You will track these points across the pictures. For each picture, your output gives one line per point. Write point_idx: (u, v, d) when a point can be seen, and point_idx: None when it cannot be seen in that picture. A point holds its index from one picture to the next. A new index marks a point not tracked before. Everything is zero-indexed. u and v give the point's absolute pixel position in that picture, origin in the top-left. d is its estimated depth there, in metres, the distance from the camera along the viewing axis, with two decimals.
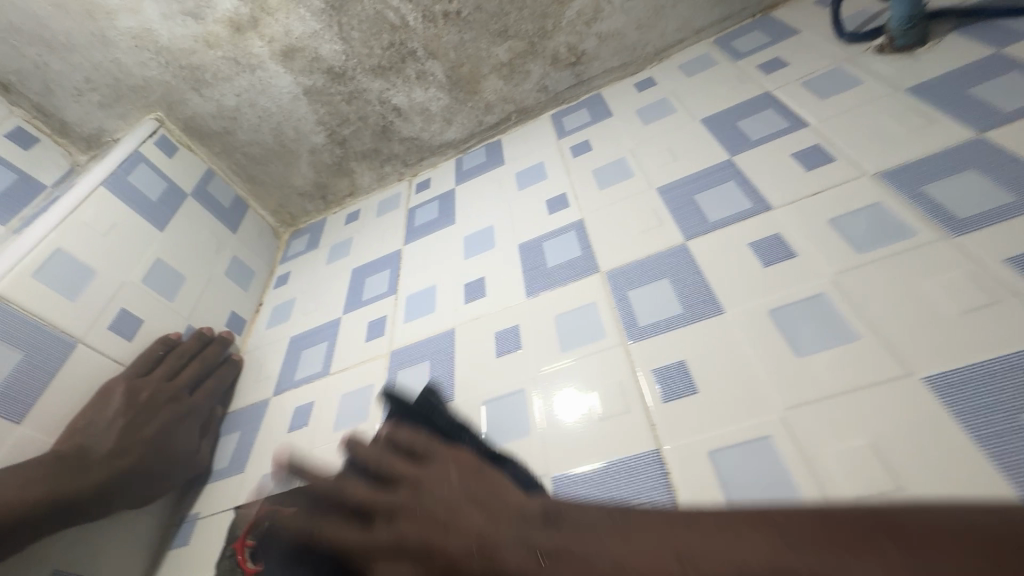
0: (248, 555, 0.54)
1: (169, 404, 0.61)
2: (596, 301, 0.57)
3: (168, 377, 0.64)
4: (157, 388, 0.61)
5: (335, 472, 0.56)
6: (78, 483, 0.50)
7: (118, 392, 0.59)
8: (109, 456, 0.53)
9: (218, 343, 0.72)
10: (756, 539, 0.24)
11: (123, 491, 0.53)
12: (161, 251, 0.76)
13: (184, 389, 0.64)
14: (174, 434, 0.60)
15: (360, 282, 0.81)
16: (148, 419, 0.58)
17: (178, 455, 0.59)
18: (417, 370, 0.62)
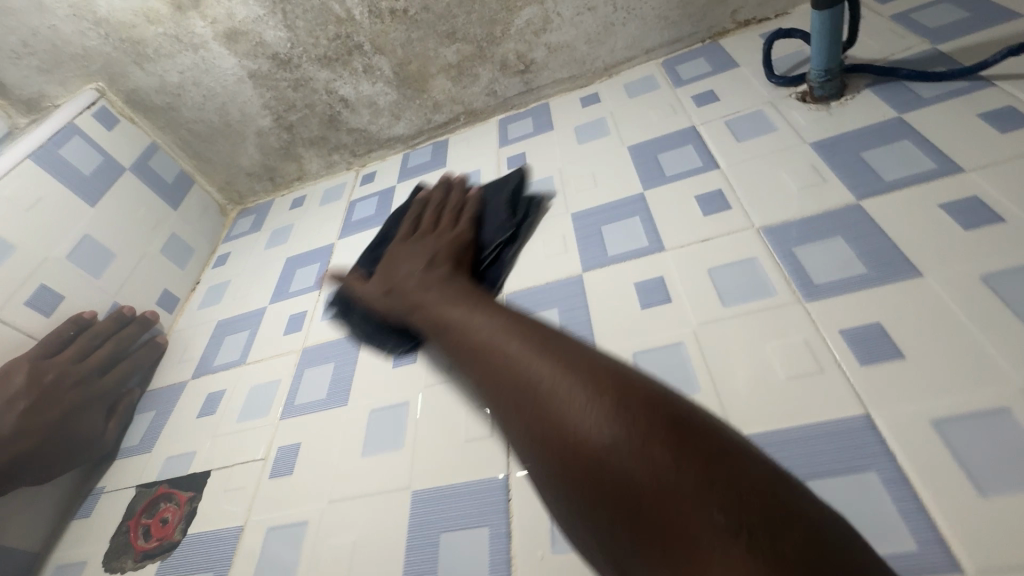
0: (140, 533, 0.57)
1: (74, 386, 0.64)
2: None
3: (78, 359, 0.67)
4: (62, 370, 0.64)
5: (229, 463, 0.59)
6: None
7: (22, 372, 0.62)
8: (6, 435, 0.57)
9: (138, 324, 0.75)
10: (653, 455, 0.26)
11: (24, 468, 0.58)
12: (90, 227, 0.77)
13: (93, 371, 0.67)
14: (77, 416, 0.63)
15: (292, 272, 0.83)
16: (53, 401, 0.61)
17: (79, 436, 0.63)
18: (321, 370, 0.64)
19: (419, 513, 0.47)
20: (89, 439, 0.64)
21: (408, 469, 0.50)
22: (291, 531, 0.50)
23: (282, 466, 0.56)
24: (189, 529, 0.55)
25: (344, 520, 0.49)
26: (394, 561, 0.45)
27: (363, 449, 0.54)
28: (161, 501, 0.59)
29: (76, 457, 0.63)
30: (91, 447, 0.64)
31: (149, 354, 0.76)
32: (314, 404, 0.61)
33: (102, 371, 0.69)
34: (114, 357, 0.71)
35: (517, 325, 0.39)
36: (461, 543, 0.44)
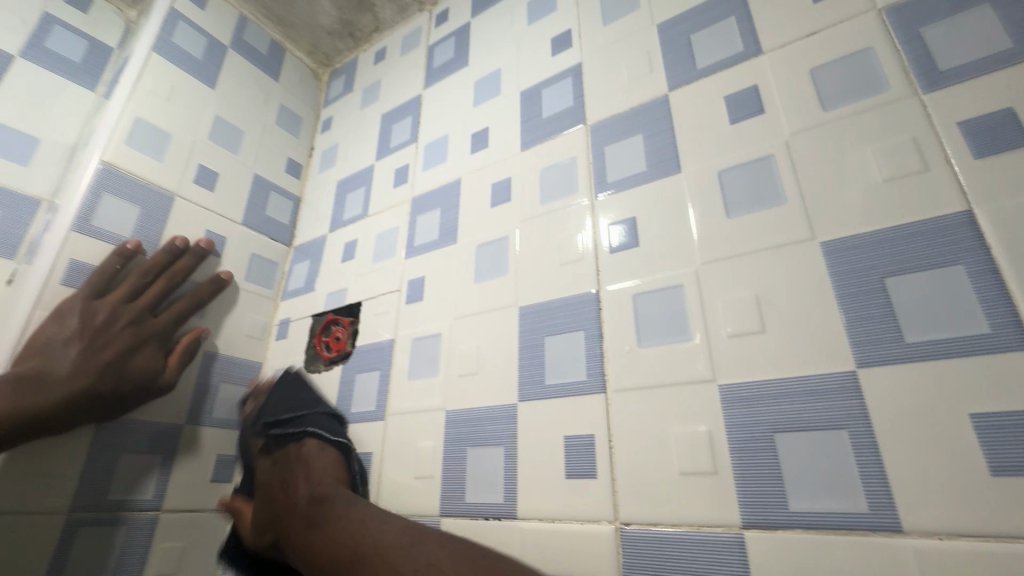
0: (323, 347, 0.76)
1: (126, 327, 0.64)
2: (576, 157, 0.62)
3: (132, 296, 0.67)
4: (117, 309, 0.65)
5: (374, 295, 0.74)
6: (41, 398, 0.55)
7: (73, 312, 0.62)
8: (67, 376, 0.58)
9: (190, 256, 0.75)
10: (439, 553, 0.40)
11: (90, 405, 0.59)
12: (218, 109, 0.87)
13: (146, 308, 0.67)
14: (131, 357, 0.64)
15: (388, 129, 0.89)
16: (109, 341, 0.62)
17: (139, 375, 0.64)
18: (431, 216, 0.73)
19: (525, 323, 0.57)
20: (150, 378, 0.65)
21: (514, 291, 0.59)
22: (429, 340, 0.64)
23: (413, 295, 0.69)
24: (357, 343, 0.72)
25: (468, 330, 0.61)
26: (509, 358, 0.56)
27: (474, 277, 0.63)
28: (332, 324, 0.77)
29: (136, 395, 0.64)
30: (156, 385, 0.66)
31: (205, 289, 0.75)
32: (430, 244, 0.71)
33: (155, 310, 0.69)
34: (166, 295, 0.70)
35: (364, 510, 0.48)
36: (562, 342, 0.53)
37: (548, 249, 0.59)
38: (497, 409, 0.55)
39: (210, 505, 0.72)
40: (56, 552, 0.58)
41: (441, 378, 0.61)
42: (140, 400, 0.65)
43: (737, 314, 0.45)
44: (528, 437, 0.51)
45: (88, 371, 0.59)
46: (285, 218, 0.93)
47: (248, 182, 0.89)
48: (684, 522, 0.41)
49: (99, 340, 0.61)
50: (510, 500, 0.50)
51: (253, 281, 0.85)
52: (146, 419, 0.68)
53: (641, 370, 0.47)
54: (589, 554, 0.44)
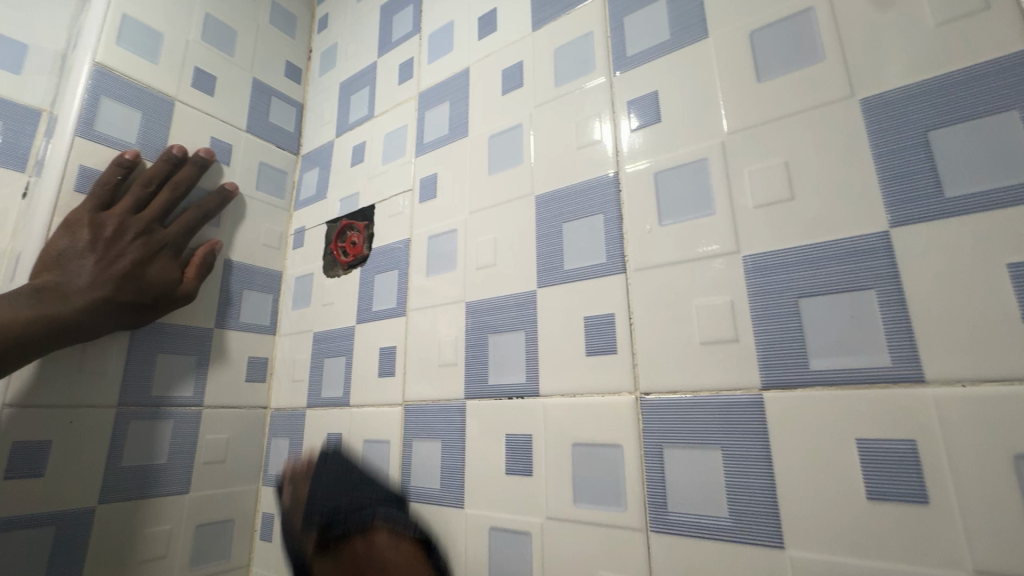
0: (340, 252, 0.76)
1: (138, 238, 0.64)
2: (593, 31, 0.57)
3: (138, 207, 0.65)
4: (126, 219, 0.63)
5: (387, 197, 0.72)
6: (67, 308, 0.56)
7: (81, 223, 0.60)
8: (89, 285, 0.58)
9: (191, 167, 0.72)
10: None
11: (115, 315, 0.60)
12: (207, 5, 0.82)
13: (155, 220, 0.66)
14: (147, 268, 0.64)
15: (389, 22, 0.83)
16: (122, 253, 0.61)
17: (158, 286, 0.64)
18: (440, 110, 0.70)
19: (541, 211, 0.55)
20: (168, 289, 0.66)
21: (530, 180, 0.57)
22: (445, 237, 0.64)
23: (426, 193, 0.68)
24: (373, 246, 0.72)
25: (484, 223, 0.60)
26: (527, 247, 0.55)
27: (488, 169, 0.61)
28: (347, 230, 0.76)
29: (157, 304, 0.65)
30: (175, 294, 0.67)
31: (210, 201, 0.74)
32: (441, 140, 0.68)
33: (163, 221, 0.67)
34: (173, 206, 0.69)
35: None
36: (581, 227, 0.52)
37: (565, 133, 0.56)
38: (517, 297, 0.55)
39: (246, 403, 0.76)
40: (111, 444, 0.62)
41: (459, 272, 0.61)
42: (161, 309, 0.66)
43: (765, 183, 0.43)
44: (549, 321, 0.52)
45: (107, 282, 0.59)
46: (289, 126, 0.90)
47: (247, 87, 0.85)
48: (703, 387, 0.42)
49: (112, 251, 0.61)
50: (532, 379, 0.52)
51: (264, 191, 0.84)
52: (178, 322, 0.70)
53: (662, 248, 0.47)
54: (610, 421, 0.46)
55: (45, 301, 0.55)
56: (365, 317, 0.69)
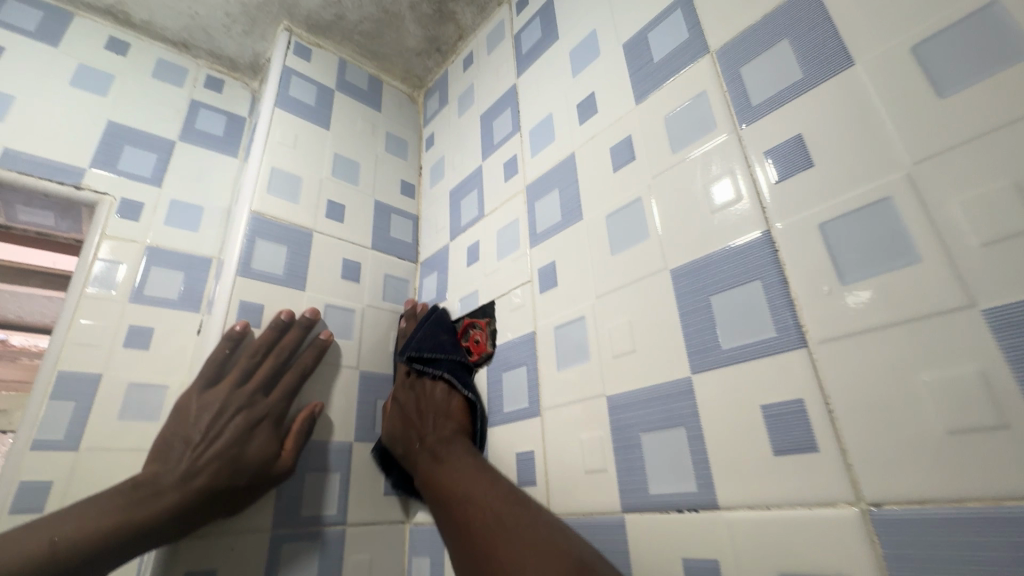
0: (465, 352, 0.75)
1: (233, 416, 0.62)
2: (706, 89, 0.53)
3: (240, 381, 0.66)
4: (226, 397, 0.64)
5: (506, 291, 0.71)
6: (157, 505, 0.54)
7: (191, 407, 0.62)
8: (178, 480, 0.56)
9: (295, 329, 0.72)
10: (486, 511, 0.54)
11: (209, 503, 0.57)
12: (335, 147, 0.94)
13: (252, 393, 0.65)
14: (246, 445, 0.61)
15: (489, 127, 0.88)
16: (220, 431, 0.61)
17: (252, 463, 0.61)
18: (550, 198, 0.69)
19: (681, 286, 0.49)
20: (266, 465, 0.62)
21: (661, 253, 0.52)
22: (572, 325, 0.59)
23: (547, 282, 0.65)
24: (497, 343, 0.70)
25: (615, 306, 0.55)
26: (672, 328, 0.49)
27: (610, 249, 0.58)
28: (469, 329, 0.76)
29: (256, 484, 0.61)
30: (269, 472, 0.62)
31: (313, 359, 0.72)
32: (554, 227, 0.67)
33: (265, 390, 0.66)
34: (273, 374, 0.68)
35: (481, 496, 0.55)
36: (735, 298, 0.45)
37: (694, 197, 0.51)
38: (669, 386, 0.48)
39: (386, 519, 0.74)
40: (267, 564, 0.63)
41: (594, 363, 0.55)
42: (257, 491, 0.62)
43: (990, 212, 0.33)
44: (715, 412, 0.44)
45: (199, 471, 0.57)
46: (408, 237, 0.96)
47: (371, 209, 0.93)
48: (971, 495, 0.31)
49: (205, 437, 0.60)
50: (706, 487, 0.43)
51: (390, 301, 0.88)
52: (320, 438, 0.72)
53: (855, 311, 0.38)
54: (828, 544, 0.35)
55: (135, 503, 0.54)
56: (497, 419, 0.66)
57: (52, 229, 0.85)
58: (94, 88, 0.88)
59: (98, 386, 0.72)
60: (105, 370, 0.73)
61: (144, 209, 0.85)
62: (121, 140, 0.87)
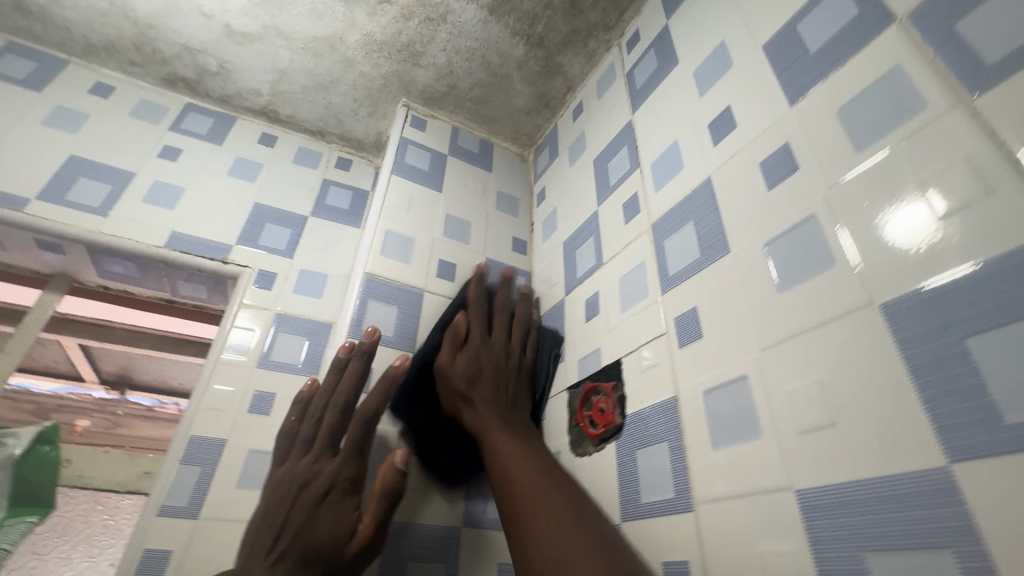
0: (588, 423, 0.63)
1: (302, 493, 0.55)
2: (903, 63, 0.40)
3: (308, 446, 0.59)
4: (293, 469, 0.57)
5: (634, 348, 0.59)
6: None
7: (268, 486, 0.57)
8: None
9: (355, 361, 0.61)
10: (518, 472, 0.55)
11: None
12: (447, 208, 0.93)
13: (319, 458, 0.57)
14: (314, 527, 0.53)
15: (604, 169, 0.80)
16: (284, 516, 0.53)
17: (323, 544, 0.52)
18: (683, 233, 0.58)
19: (904, 327, 0.34)
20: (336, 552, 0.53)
21: (860, 282, 0.37)
22: (730, 388, 0.45)
23: (687, 334, 0.52)
24: (627, 412, 0.57)
25: (792, 361, 0.40)
26: (898, 388, 0.33)
27: (775, 284, 0.44)
28: (592, 394, 0.64)
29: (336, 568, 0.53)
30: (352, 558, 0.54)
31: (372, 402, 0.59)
32: (692, 266, 0.55)
33: (333, 449, 0.57)
34: (337, 429, 0.59)
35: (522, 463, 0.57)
36: (1016, 340, 0.29)
37: (904, 203, 0.37)
38: (906, 479, 0.31)
39: None
40: None
41: (769, 440, 0.40)
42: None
43: None
44: (1009, 529, 0.27)
45: (277, 564, 0.51)
46: None
47: (482, 267, 0.89)
48: None
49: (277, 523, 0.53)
50: None
51: None
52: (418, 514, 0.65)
53: None
54: None
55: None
56: (632, 511, 0.51)
57: (204, 301, 0.93)
58: (247, 176, 0.99)
59: (221, 451, 0.72)
60: (230, 434, 0.74)
61: (276, 279, 0.90)
62: (263, 218, 0.96)
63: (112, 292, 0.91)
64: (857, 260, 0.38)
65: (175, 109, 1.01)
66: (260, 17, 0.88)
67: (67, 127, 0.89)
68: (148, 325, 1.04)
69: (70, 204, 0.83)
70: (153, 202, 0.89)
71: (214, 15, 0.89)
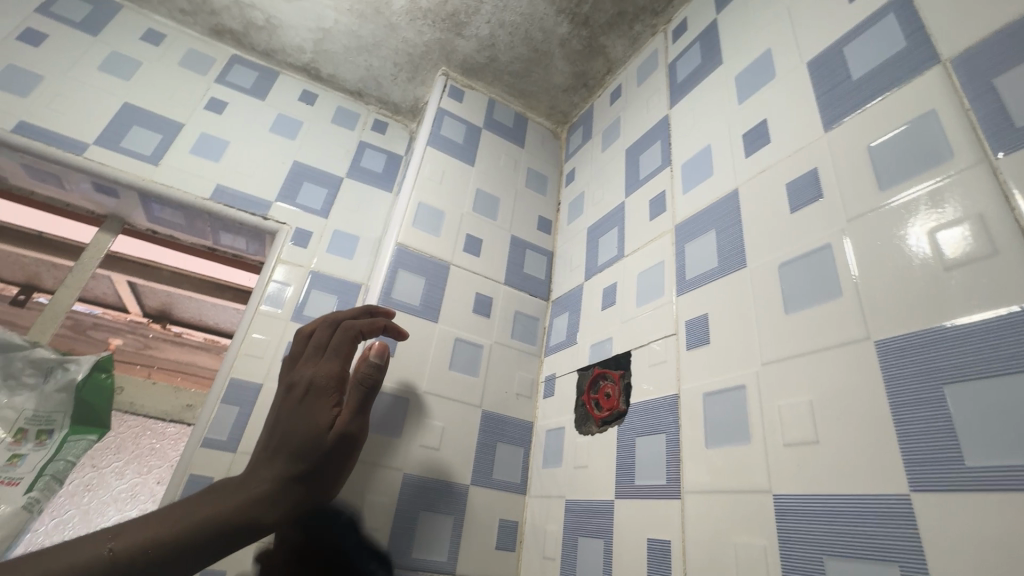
0: (594, 406, 0.68)
1: (287, 397, 0.48)
2: (936, 108, 0.41)
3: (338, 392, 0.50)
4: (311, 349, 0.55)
5: (644, 342, 0.63)
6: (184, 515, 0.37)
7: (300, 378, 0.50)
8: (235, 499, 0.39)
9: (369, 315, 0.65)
10: None
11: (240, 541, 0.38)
12: (478, 183, 0.95)
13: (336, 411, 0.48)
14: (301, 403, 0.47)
15: (636, 160, 0.81)
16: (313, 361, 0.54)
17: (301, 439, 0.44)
18: (705, 240, 0.60)
19: (893, 365, 0.37)
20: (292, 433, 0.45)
21: (860, 316, 0.41)
22: (728, 395, 0.49)
23: (697, 338, 0.56)
24: (631, 400, 0.62)
25: (787, 380, 0.44)
26: (875, 418, 0.37)
27: (784, 307, 0.47)
28: (600, 380, 0.69)
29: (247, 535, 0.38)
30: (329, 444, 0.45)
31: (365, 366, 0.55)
32: (709, 274, 0.58)
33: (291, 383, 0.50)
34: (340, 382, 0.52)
35: None
36: (988, 392, 0.32)
37: (918, 215, 0.40)
38: (867, 497, 0.36)
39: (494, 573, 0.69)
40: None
41: (757, 447, 0.45)
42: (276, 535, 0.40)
43: None
44: (944, 553, 0.31)
45: (275, 464, 0.42)
46: (540, 273, 0.94)
47: (507, 244, 0.93)
48: None
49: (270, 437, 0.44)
50: None
51: (519, 339, 0.85)
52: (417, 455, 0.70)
53: None
54: None
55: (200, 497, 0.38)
56: (625, 490, 0.57)
57: (244, 251, 0.99)
58: (287, 133, 1.02)
59: (258, 394, 0.80)
60: (266, 379, 0.81)
61: (311, 237, 0.95)
62: (301, 177, 0.99)
63: (160, 235, 0.97)
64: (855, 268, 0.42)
65: (222, 60, 1.03)
66: None
67: (120, 74, 0.92)
68: (190, 268, 1.11)
69: (124, 151, 0.87)
70: (199, 154, 0.93)
71: None
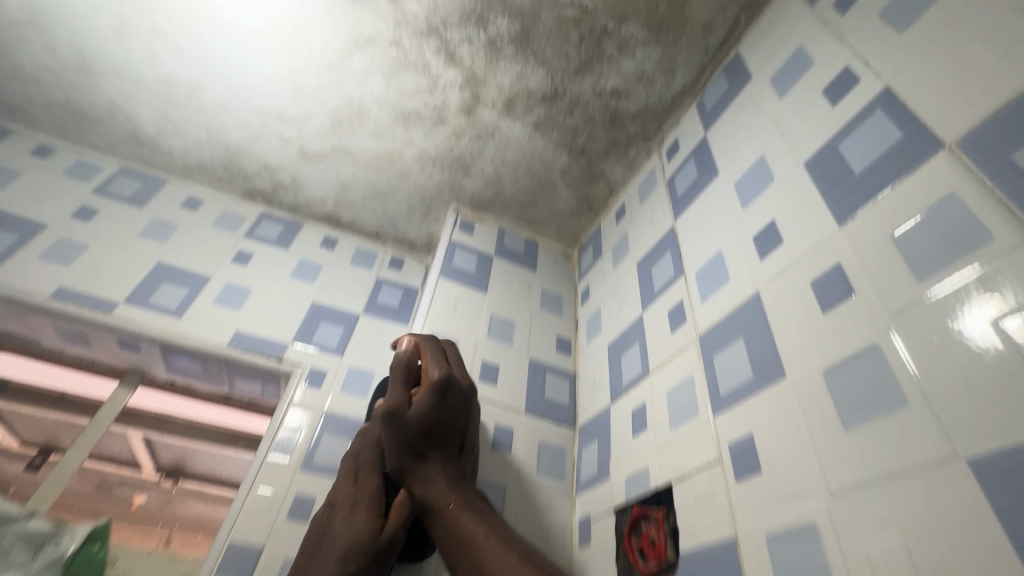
0: (638, 556, 0.57)
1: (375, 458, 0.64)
2: (955, 189, 0.38)
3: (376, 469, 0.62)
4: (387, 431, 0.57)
5: (685, 473, 0.55)
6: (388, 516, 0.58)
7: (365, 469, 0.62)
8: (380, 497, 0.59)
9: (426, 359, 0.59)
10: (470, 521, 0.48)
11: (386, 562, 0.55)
12: (492, 308, 0.95)
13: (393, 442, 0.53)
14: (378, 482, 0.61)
15: (648, 273, 0.80)
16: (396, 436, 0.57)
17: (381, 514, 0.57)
18: (734, 349, 0.55)
19: (1002, 492, 0.29)
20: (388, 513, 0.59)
21: (938, 428, 0.34)
22: (797, 538, 0.40)
23: (746, 465, 0.48)
24: (681, 548, 0.52)
25: (868, 516, 0.36)
26: (1000, 567, 0.28)
27: (840, 423, 0.40)
28: (642, 521, 0.59)
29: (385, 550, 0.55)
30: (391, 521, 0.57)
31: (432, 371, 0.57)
32: (744, 388, 0.51)
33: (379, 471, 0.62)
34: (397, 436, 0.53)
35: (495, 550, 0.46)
36: None
37: (966, 297, 0.35)
38: None
39: None
40: None
41: None
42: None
43: None
44: None
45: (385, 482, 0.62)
46: (564, 397, 0.87)
47: (525, 369, 0.88)
48: None
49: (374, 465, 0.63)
50: None
51: (546, 474, 0.77)
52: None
53: None
54: None
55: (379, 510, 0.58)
56: None
57: (259, 396, 0.97)
58: (307, 277, 1.06)
59: (258, 560, 0.71)
60: (267, 540, 0.73)
61: (326, 377, 0.92)
62: (319, 317, 1.01)
63: (177, 386, 0.96)
64: (912, 366, 0.37)
65: (252, 217, 1.12)
66: (330, 138, 0.99)
67: (158, 237, 1.00)
68: (204, 417, 1.09)
69: (151, 306, 0.91)
70: (222, 303, 0.96)
71: (291, 139, 1.00)
